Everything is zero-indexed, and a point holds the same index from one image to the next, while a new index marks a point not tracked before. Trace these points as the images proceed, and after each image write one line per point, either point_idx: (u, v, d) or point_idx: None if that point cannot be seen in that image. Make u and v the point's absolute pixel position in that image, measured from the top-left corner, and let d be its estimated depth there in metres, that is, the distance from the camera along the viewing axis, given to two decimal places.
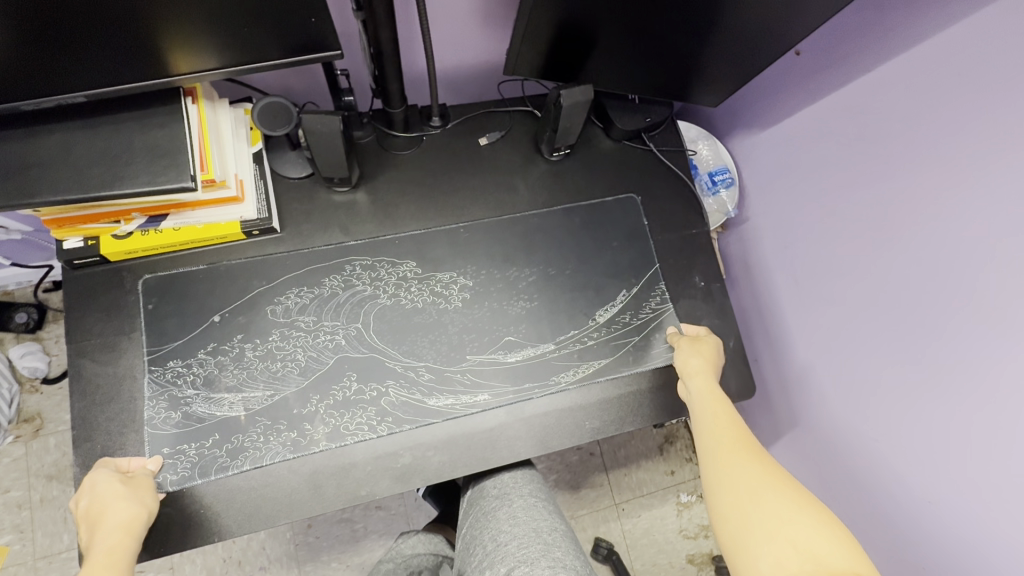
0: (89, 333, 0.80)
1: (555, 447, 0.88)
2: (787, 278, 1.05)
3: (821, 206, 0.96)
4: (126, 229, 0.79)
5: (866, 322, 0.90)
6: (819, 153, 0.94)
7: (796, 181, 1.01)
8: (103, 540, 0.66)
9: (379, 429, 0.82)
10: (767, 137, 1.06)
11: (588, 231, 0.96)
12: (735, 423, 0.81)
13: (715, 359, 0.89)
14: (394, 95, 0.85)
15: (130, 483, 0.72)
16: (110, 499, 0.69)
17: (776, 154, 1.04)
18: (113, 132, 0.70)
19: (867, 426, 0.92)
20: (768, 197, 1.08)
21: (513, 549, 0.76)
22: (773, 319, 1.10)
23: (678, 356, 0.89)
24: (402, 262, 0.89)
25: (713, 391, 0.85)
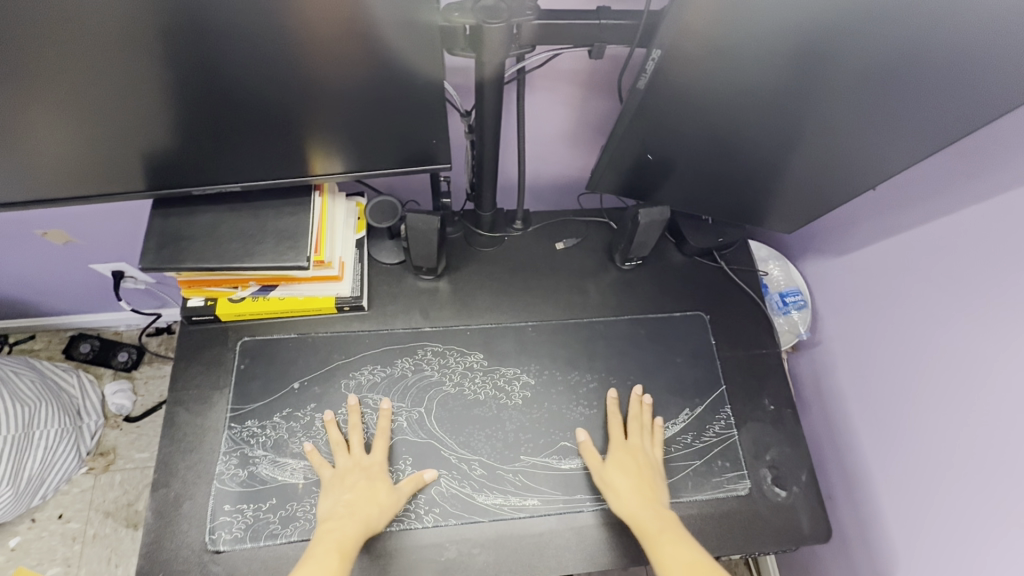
0: (187, 383, 0.88)
1: (605, 565, 0.83)
2: (867, 415, 1.00)
3: (903, 345, 0.93)
4: (241, 295, 0.89)
5: (963, 477, 0.83)
6: (897, 291, 0.93)
7: (873, 316, 0.99)
8: (348, 523, 0.76)
9: (426, 519, 0.82)
10: (841, 267, 1.06)
11: (654, 342, 0.97)
12: (689, 560, 0.74)
13: (642, 470, 0.84)
14: (486, 201, 0.94)
15: (384, 486, 0.81)
16: (363, 493, 0.79)
17: (851, 284, 1.04)
18: (254, 215, 0.83)
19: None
20: (843, 327, 1.06)
21: None
22: (854, 457, 1.03)
23: (608, 495, 0.82)
24: (470, 352, 0.94)
25: (657, 522, 0.79)
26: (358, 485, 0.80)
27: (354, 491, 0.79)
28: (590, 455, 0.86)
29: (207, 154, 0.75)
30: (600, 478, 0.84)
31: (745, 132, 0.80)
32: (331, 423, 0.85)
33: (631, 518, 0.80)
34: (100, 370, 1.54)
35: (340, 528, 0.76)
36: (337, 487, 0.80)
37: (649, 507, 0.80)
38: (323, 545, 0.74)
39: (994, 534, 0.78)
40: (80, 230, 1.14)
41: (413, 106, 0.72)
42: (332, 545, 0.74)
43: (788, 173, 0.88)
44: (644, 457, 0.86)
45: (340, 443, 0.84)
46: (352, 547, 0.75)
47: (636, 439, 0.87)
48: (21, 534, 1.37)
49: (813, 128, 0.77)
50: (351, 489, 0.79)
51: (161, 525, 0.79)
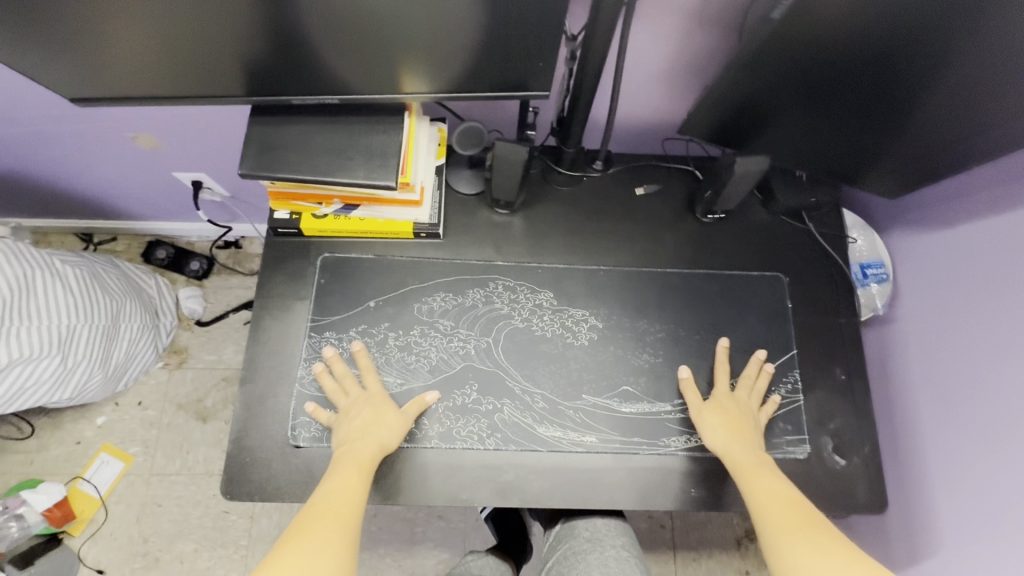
0: (272, 290, 0.92)
1: (654, 506, 0.85)
2: (938, 407, 0.96)
3: (997, 337, 0.86)
4: (324, 211, 0.91)
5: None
6: (1000, 281, 0.86)
7: (963, 307, 0.92)
8: (362, 448, 0.79)
9: (487, 442, 0.85)
10: (934, 244, 0.99)
11: (727, 299, 0.95)
12: (778, 495, 0.76)
13: (738, 416, 0.85)
14: (573, 136, 0.91)
15: (388, 410, 0.83)
16: (371, 419, 0.82)
17: (944, 264, 0.97)
18: (345, 131, 0.83)
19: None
20: (926, 312, 1.00)
21: None
22: (916, 444, 1.00)
23: (700, 426, 0.85)
24: (540, 290, 0.94)
25: (749, 459, 0.81)
26: (365, 412, 0.83)
27: (362, 417, 0.82)
28: (691, 393, 0.87)
29: (306, 64, 0.74)
30: (695, 411, 0.86)
31: (869, 77, 0.73)
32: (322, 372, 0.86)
33: (721, 450, 0.83)
34: (174, 276, 1.64)
35: (357, 450, 0.79)
36: (346, 418, 0.82)
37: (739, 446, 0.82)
38: (342, 466, 0.77)
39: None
40: (168, 136, 1.17)
41: (521, 25, 0.69)
42: (349, 465, 0.77)
43: (907, 130, 0.80)
44: (742, 406, 0.86)
45: (342, 379, 0.85)
46: (369, 465, 0.78)
47: (744, 393, 0.88)
48: (107, 414, 1.52)
49: (952, 77, 0.69)
50: (359, 417, 0.82)
51: (247, 417, 0.85)
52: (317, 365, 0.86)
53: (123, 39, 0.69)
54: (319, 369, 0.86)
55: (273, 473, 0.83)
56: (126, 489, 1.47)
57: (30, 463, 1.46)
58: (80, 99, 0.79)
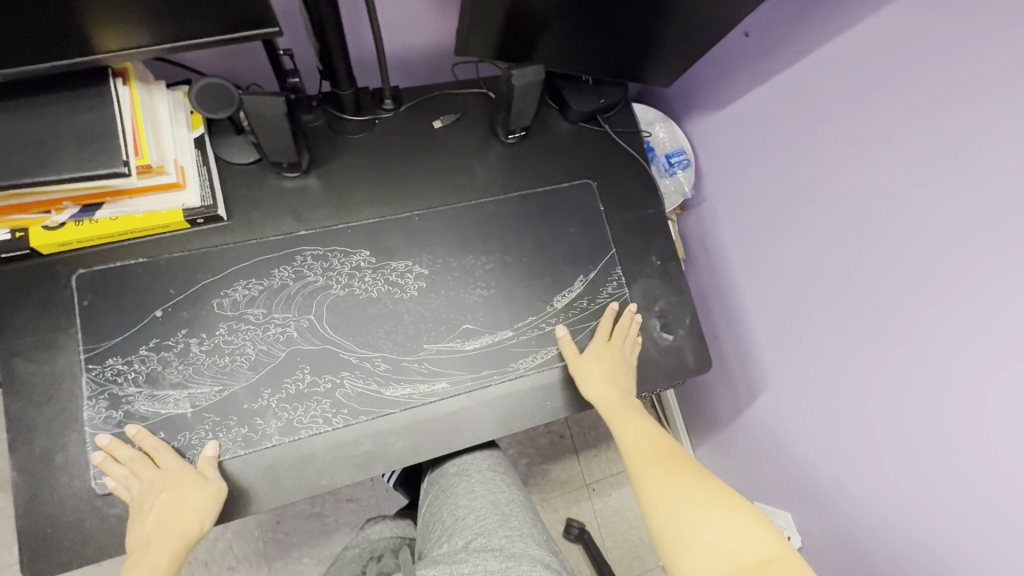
0: (21, 330, 0.75)
1: (517, 428, 0.88)
2: (760, 286, 1.07)
3: (775, 197, 0.99)
4: (58, 220, 0.74)
5: (841, 349, 0.91)
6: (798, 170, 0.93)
7: (771, 196, 1.00)
8: (161, 547, 0.67)
9: (335, 421, 0.81)
10: (738, 133, 1.05)
11: (545, 216, 0.96)
12: (646, 436, 0.82)
13: (614, 366, 0.88)
14: (341, 76, 0.83)
15: (182, 493, 0.70)
16: (168, 510, 0.69)
17: (750, 155, 1.03)
18: (37, 116, 0.66)
19: (826, 431, 0.97)
20: (740, 201, 1.08)
21: (471, 522, 0.77)
22: (745, 317, 1.12)
23: (578, 379, 0.87)
24: (355, 251, 0.87)
25: (621, 404, 0.86)
26: (159, 502, 0.69)
27: (157, 510, 0.69)
28: (569, 348, 0.89)
29: None
30: (574, 365, 0.88)
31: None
32: (107, 461, 0.72)
33: (597, 399, 0.86)
34: None
35: (149, 553, 0.66)
36: (139, 512, 0.69)
37: (615, 391, 0.87)
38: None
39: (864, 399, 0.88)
40: None
41: None
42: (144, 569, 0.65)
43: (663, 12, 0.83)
44: (620, 359, 0.90)
45: (131, 462, 0.72)
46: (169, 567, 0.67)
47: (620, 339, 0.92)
48: None
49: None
50: (154, 508, 0.69)
51: (35, 482, 0.72)
52: (95, 458, 0.72)
53: None
54: (100, 460, 0.72)
55: (89, 533, 0.72)
56: None
57: None
58: None
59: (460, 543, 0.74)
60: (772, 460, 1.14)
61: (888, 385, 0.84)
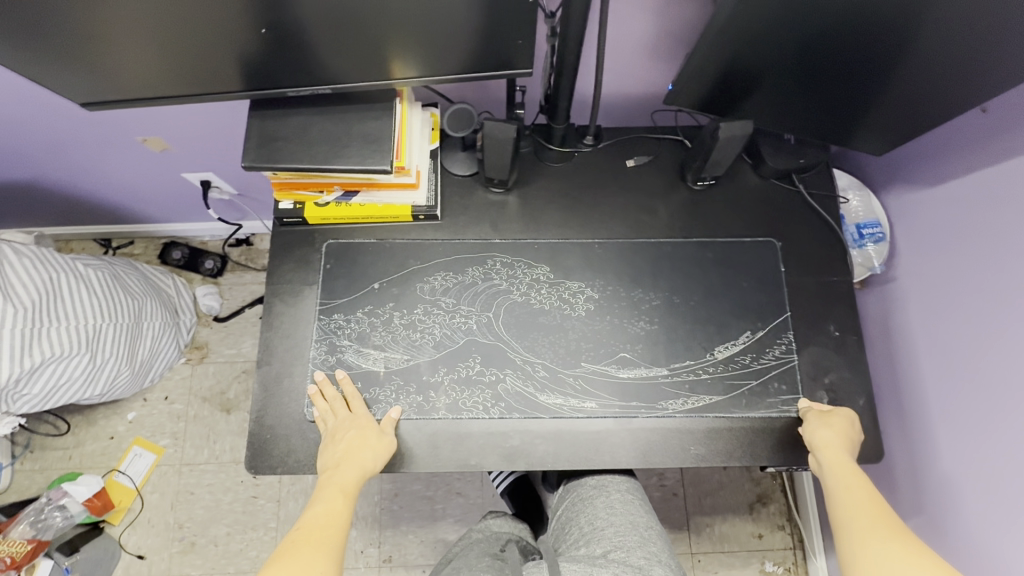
0: (281, 278, 0.96)
1: (656, 464, 0.89)
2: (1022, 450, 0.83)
3: (996, 290, 0.87)
4: (326, 199, 0.95)
5: None
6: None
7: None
8: (348, 473, 0.82)
9: (492, 411, 0.89)
10: (967, 221, 0.92)
11: (720, 265, 0.97)
12: (874, 502, 0.78)
13: (850, 431, 0.86)
14: (560, 112, 0.94)
15: (366, 436, 0.85)
16: (355, 443, 0.84)
17: (965, 239, 0.93)
18: (339, 120, 0.87)
19: None
20: (1005, 338, 0.86)
21: (609, 534, 0.83)
22: (991, 479, 0.88)
23: (813, 425, 0.86)
24: (537, 265, 0.97)
25: (850, 464, 0.82)
26: (350, 436, 0.85)
27: (347, 441, 0.84)
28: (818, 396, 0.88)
29: (297, 56, 0.77)
30: (816, 415, 0.86)
31: (860, 31, 0.73)
32: (316, 393, 0.88)
33: (824, 450, 0.83)
34: (190, 276, 1.67)
35: (341, 474, 0.82)
36: (332, 441, 0.85)
37: (846, 454, 0.83)
38: (327, 491, 0.81)
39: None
40: (173, 136, 1.21)
41: (497, 10, 0.71)
42: (334, 489, 0.81)
43: (893, 82, 0.81)
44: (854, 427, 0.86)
45: (334, 400, 0.88)
46: (353, 487, 0.82)
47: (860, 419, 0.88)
48: (137, 410, 1.56)
49: (939, 22, 0.70)
50: (344, 440, 0.85)
51: (266, 397, 0.90)
52: (310, 388, 0.90)
53: (123, 40, 0.72)
54: (312, 392, 0.88)
55: (293, 448, 0.89)
56: (160, 479, 1.52)
57: (69, 459, 1.51)
58: (92, 103, 0.84)
59: (597, 550, 0.81)
60: None
61: None
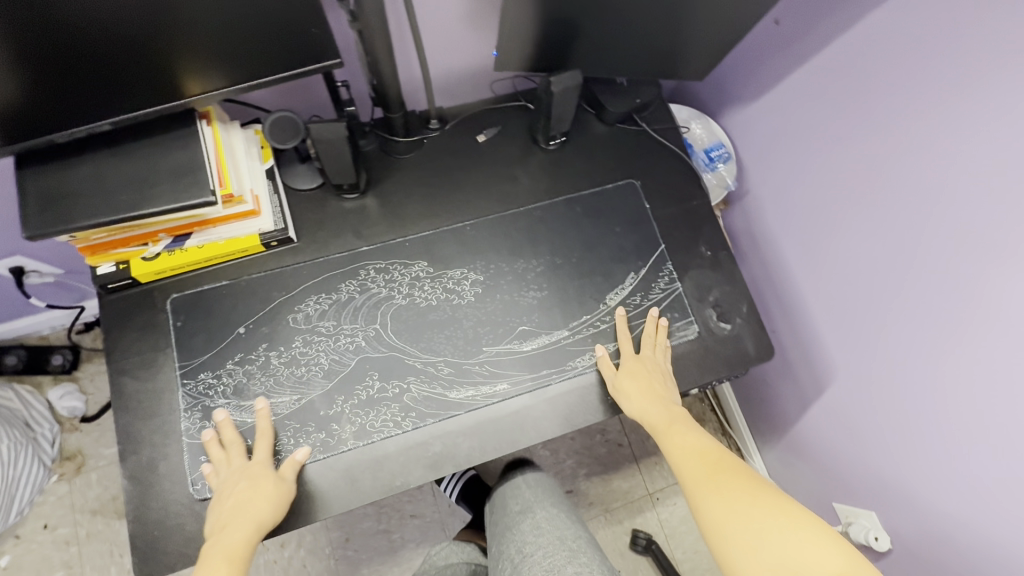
0: (126, 352, 0.83)
1: (580, 424, 0.89)
2: (890, 334, 0.93)
3: (824, 179, 0.98)
4: (154, 251, 0.82)
5: (949, 347, 0.83)
6: (930, 237, 0.82)
7: (891, 257, 0.89)
8: (233, 535, 0.70)
9: (404, 424, 0.84)
10: (790, 124, 1.02)
11: (592, 216, 0.99)
12: (696, 446, 0.78)
13: (652, 375, 0.87)
14: (393, 99, 0.89)
15: (259, 484, 0.74)
16: (245, 496, 0.73)
17: (791, 140, 1.03)
18: (138, 158, 0.75)
19: (907, 411, 0.93)
20: (851, 223, 0.95)
21: (539, 558, 0.81)
22: (869, 351, 0.97)
23: (620, 398, 0.86)
24: (414, 262, 0.92)
25: (664, 415, 0.83)
26: (239, 489, 0.74)
27: (235, 495, 0.73)
28: (624, 342, 0.90)
29: (55, 94, 0.65)
30: (613, 386, 0.86)
31: None
32: (210, 440, 0.77)
33: (639, 413, 0.84)
34: (36, 380, 1.41)
35: (226, 536, 0.70)
36: (218, 499, 0.74)
37: (658, 404, 0.84)
38: (208, 559, 0.67)
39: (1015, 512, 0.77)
40: None
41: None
42: (216, 556, 0.68)
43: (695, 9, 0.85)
44: (655, 367, 0.88)
45: (229, 447, 0.77)
46: (241, 551, 0.69)
47: (647, 351, 0.90)
48: (10, 552, 1.30)
49: None
50: (233, 495, 0.74)
51: (142, 489, 0.78)
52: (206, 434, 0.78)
53: None
54: (206, 438, 0.77)
55: (191, 535, 0.77)
56: None
57: None
58: None
59: None
60: (845, 447, 1.11)
61: (969, 358, 0.80)
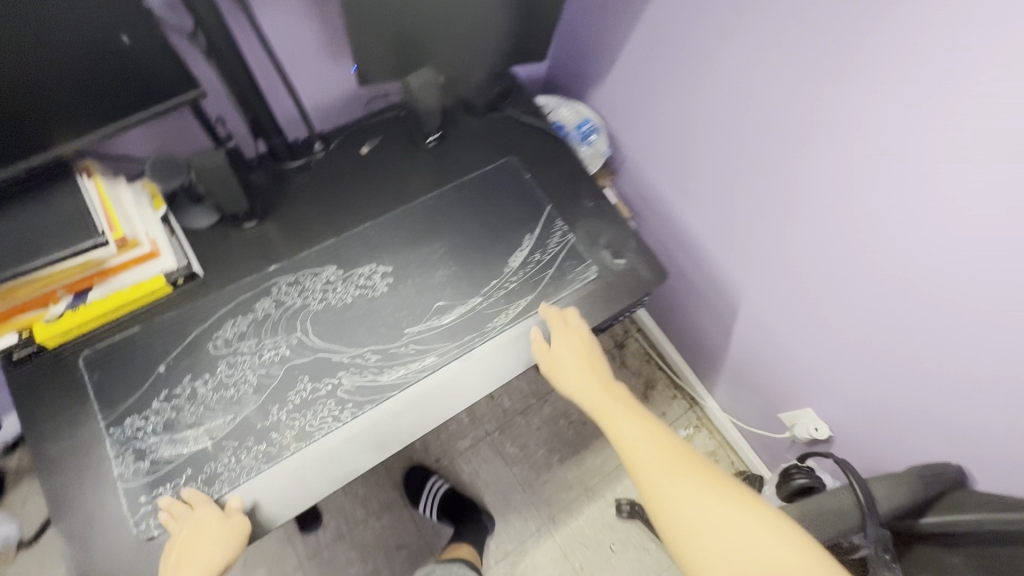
0: (45, 418, 0.82)
1: (511, 377, 0.95)
2: (759, 236, 1.07)
3: (671, 123, 1.13)
4: (55, 311, 0.82)
5: (802, 228, 0.97)
6: (756, 154, 0.97)
7: (738, 172, 1.04)
8: None
9: (343, 416, 0.86)
10: (633, 85, 1.18)
11: (481, 195, 1.08)
12: (646, 430, 0.82)
13: (586, 350, 0.93)
14: (270, 126, 0.96)
15: (200, 528, 0.74)
16: (188, 544, 0.72)
17: (638, 99, 1.19)
18: (20, 220, 0.76)
19: (796, 296, 1.06)
20: (700, 153, 1.10)
21: None
22: (750, 256, 1.11)
23: (559, 377, 0.91)
24: (323, 269, 0.97)
25: (600, 396, 0.88)
26: (183, 538, 0.73)
27: (180, 545, 0.73)
28: (552, 317, 0.95)
29: None
30: (551, 364, 0.92)
31: None
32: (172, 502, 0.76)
33: (581, 396, 0.89)
34: None
35: None
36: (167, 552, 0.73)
37: (596, 383, 0.89)
38: None
39: (882, 351, 0.95)
40: None
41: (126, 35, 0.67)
42: None
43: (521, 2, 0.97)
44: (587, 340, 0.94)
45: (171, 508, 0.76)
46: None
47: (575, 322, 0.96)
48: None
49: None
50: (178, 546, 0.73)
51: (83, 547, 0.75)
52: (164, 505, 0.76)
53: None
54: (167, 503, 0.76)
55: None
56: None
57: None
58: None
59: None
60: (765, 351, 1.23)
61: (818, 231, 0.94)
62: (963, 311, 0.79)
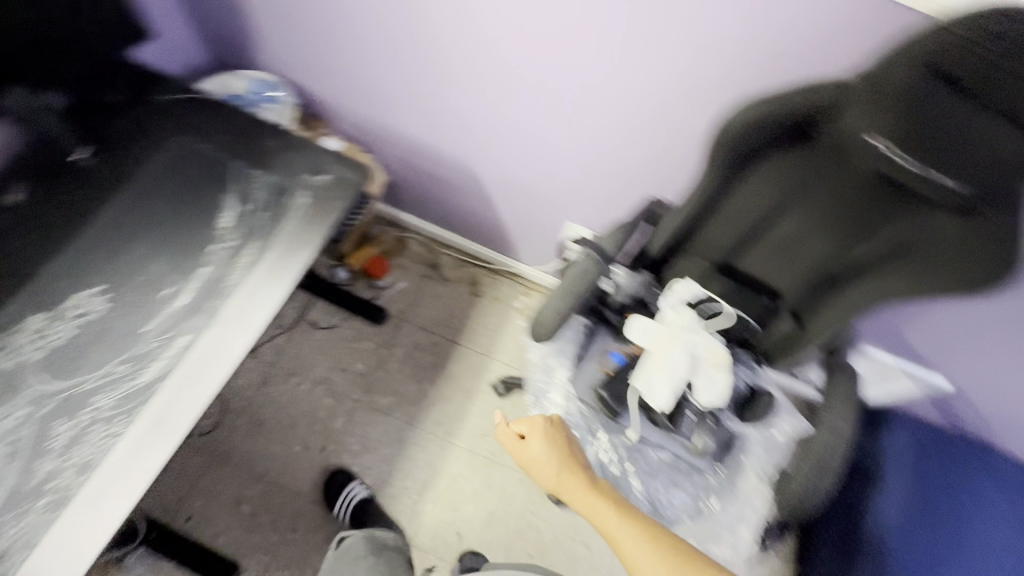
0: None
1: (268, 316, 1.00)
2: (435, 92, 1.42)
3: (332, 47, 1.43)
4: None
5: (448, 68, 1.34)
6: (436, 42, 1.28)
7: (391, 55, 1.37)
8: None
9: (116, 430, 0.88)
10: (289, 37, 1.45)
11: (167, 180, 1.08)
12: (612, 506, 1.05)
13: (565, 451, 1.11)
14: None
15: None
16: None
17: (300, 45, 1.46)
18: None
19: (482, 121, 1.44)
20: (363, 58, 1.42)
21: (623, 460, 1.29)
22: (442, 112, 1.47)
23: (520, 454, 1.12)
24: (29, 318, 0.92)
25: (585, 490, 1.07)
26: None
27: None
28: (517, 423, 1.14)
29: None
30: (523, 457, 1.12)
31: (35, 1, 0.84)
32: None
33: (553, 482, 1.09)
34: None
35: None
36: None
37: (578, 478, 1.08)
38: None
39: (583, 140, 1.36)
40: None
41: None
42: None
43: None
44: (570, 448, 1.13)
45: None
46: None
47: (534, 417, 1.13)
48: None
49: None
50: None
51: None
52: None
53: None
54: None
55: None
56: None
57: None
58: None
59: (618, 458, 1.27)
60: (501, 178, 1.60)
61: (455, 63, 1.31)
62: (592, 83, 1.21)
